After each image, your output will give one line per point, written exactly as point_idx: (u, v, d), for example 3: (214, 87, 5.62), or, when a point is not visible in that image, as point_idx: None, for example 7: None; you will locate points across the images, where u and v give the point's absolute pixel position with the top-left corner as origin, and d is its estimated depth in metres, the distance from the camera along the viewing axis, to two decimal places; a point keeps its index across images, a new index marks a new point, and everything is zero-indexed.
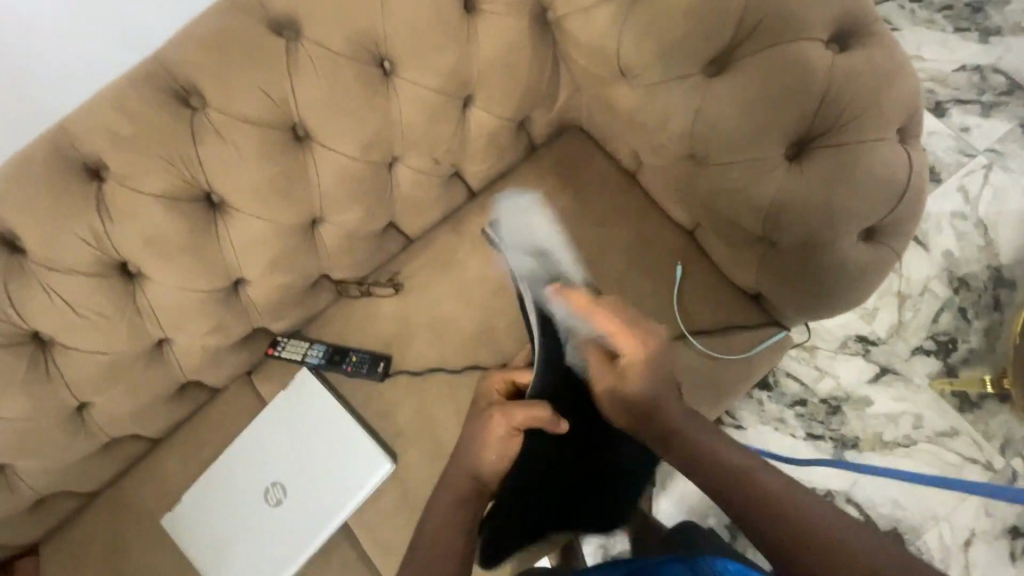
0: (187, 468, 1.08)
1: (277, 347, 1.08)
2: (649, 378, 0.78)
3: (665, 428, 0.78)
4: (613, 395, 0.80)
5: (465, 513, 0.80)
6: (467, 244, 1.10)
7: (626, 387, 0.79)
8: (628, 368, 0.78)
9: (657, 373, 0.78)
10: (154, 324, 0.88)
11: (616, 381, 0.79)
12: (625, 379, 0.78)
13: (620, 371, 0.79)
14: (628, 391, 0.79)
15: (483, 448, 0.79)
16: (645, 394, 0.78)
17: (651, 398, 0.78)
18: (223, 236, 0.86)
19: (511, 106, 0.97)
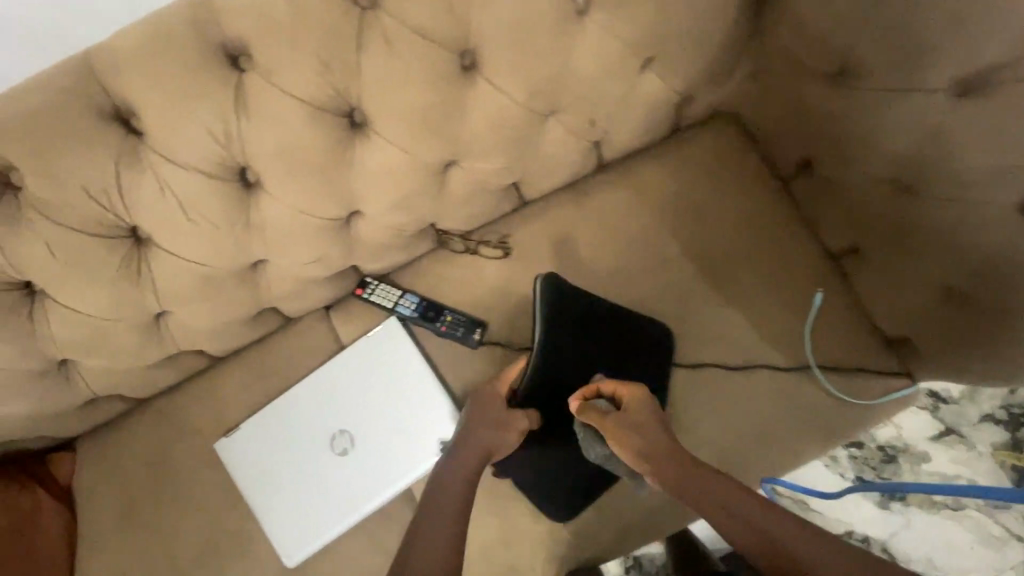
0: (248, 393, 1.02)
1: (366, 291, 0.99)
2: (648, 420, 0.82)
3: (674, 464, 0.78)
4: (621, 444, 0.80)
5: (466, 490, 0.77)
6: (587, 219, 1.01)
7: (636, 433, 0.80)
8: (632, 411, 0.83)
9: (648, 416, 0.83)
10: (259, 244, 0.79)
11: (623, 426, 0.81)
12: (632, 421, 0.82)
13: (624, 416, 0.82)
14: (628, 435, 0.80)
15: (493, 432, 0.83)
16: (647, 437, 0.80)
17: (655, 440, 0.80)
18: (355, 162, 0.75)
19: (686, 79, 0.86)
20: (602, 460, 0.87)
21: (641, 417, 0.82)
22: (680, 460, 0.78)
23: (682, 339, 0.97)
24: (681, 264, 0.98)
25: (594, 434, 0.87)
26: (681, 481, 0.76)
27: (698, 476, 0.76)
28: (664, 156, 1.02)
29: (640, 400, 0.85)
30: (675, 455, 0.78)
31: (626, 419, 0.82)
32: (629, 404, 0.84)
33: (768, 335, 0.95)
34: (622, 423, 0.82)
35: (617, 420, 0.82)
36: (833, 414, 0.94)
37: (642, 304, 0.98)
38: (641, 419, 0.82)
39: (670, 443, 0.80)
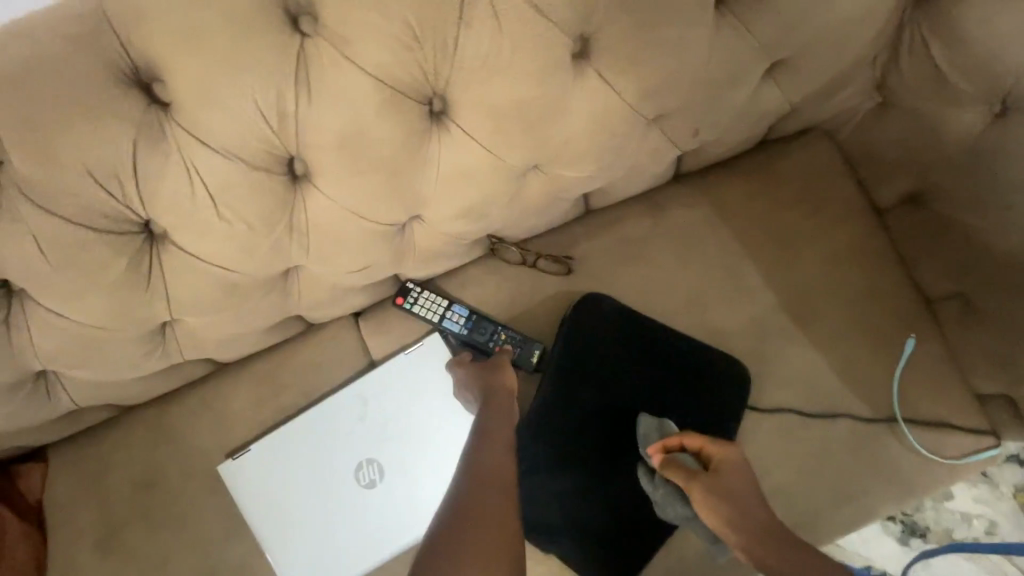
0: (258, 408, 0.88)
1: (408, 299, 0.86)
2: (744, 485, 0.71)
3: (766, 538, 0.66)
4: (710, 512, 0.69)
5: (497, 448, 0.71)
6: (660, 236, 0.89)
7: (725, 499, 0.69)
8: (725, 475, 0.71)
9: (743, 481, 0.71)
10: (299, 248, 0.64)
11: (713, 493, 0.69)
12: (727, 486, 0.70)
13: (717, 481, 0.71)
14: (719, 499, 0.69)
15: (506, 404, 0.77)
16: (742, 507, 0.69)
17: (750, 512, 0.68)
18: (429, 159, 0.61)
19: (803, 89, 0.75)
20: (680, 521, 0.77)
21: (733, 481, 0.71)
22: (769, 528, 0.67)
23: (757, 378, 0.87)
24: (761, 294, 0.88)
25: (676, 492, 0.76)
26: (776, 557, 0.64)
27: (793, 551, 0.64)
28: (749, 171, 0.91)
29: (727, 462, 0.73)
30: (759, 519, 0.68)
31: (718, 482, 0.70)
32: (720, 467, 0.72)
33: (852, 381, 0.86)
34: (710, 489, 0.70)
35: (705, 485, 0.70)
36: (916, 474, 0.85)
37: (716, 337, 0.88)
38: (736, 485, 0.70)
39: (761, 510, 0.69)
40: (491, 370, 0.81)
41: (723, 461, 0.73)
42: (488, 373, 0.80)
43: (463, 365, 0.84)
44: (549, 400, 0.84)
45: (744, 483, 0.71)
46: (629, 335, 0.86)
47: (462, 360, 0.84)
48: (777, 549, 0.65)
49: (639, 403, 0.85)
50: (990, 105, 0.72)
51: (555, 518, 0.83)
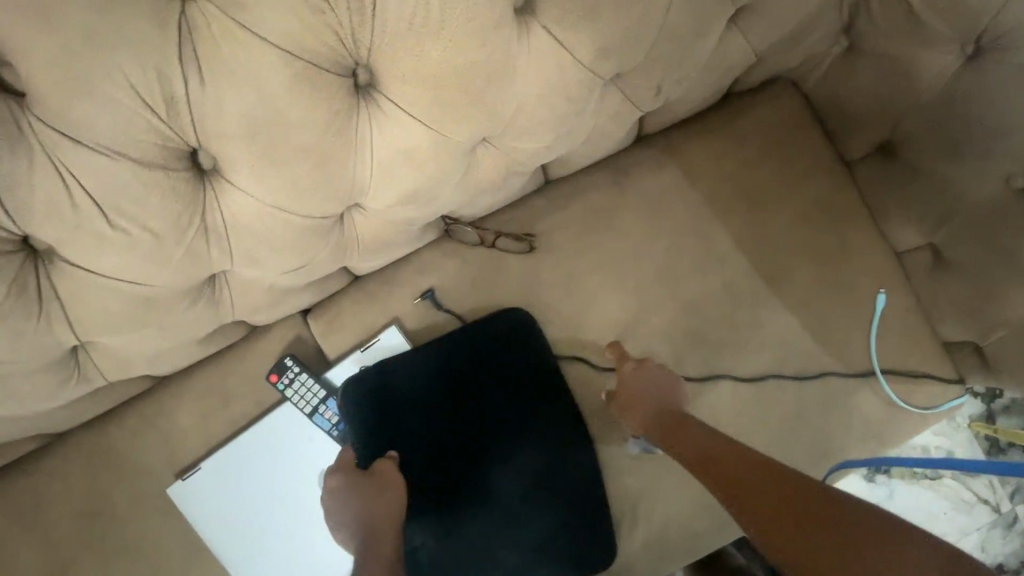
0: (205, 423, 0.81)
1: (282, 380, 0.78)
2: (647, 390, 0.77)
3: (667, 432, 0.73)
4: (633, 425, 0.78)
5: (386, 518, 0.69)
6: (626, 204, 0.84)
7: (631, 408, 0.77)
8: (629, 386, 0.78)
9: (648, 389, 0.77)
10: (220, 252, 0.56)
11: (623, 404, 0.78)
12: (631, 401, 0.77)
13: (624, 393, 0.78)
14: (631, 415, 0.77)
15: (382, 509, 0.69)
16: (644, 408, 0.76)
17: (655, 411, 0.75)
18: (359, 139, 0.53)
19: (769, 36, 0.69)
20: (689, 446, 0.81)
21: (632, 396, 0.78)
22: (679, 423, 0.73)
23: (733, 346, 0.85)
24: (732, 259, 0.85)
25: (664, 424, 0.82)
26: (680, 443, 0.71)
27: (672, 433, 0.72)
28: (714, 128, 0.86)
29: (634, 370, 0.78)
30: (682, 427, 0.72)
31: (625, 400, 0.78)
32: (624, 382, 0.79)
33: (823, 341, 0.85)
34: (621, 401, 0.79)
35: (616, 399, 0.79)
36: (889, 426, 0.86)
37: (688, 307, 0.84)
38: (637, 398, 0.77)
39: (672, 407, 0.76)
40: (377, 493, 0.70)
41: (628, 375, 0.78)
42: (359, 488, 0.71)
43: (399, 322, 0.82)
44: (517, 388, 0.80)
45: (656, 384, 0.78)
46: (595, 312, 0.83)
47: (345, 459, 0.75)
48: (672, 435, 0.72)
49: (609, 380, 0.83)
50: (962, 46, 0.68)
51: (530, 511, 0.79)
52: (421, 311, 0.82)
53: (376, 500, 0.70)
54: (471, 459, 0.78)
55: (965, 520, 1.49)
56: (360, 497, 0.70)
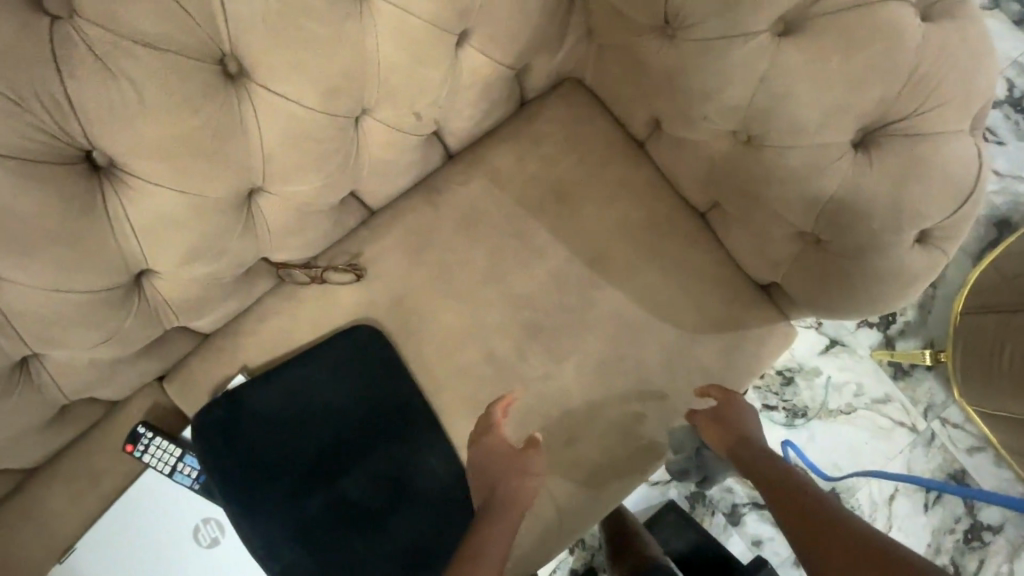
0: (77, 506, 0.83)
1: (138, 449, 0.81)
2: (739, 418, 0.86)
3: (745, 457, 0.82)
4: (709, 438, 0.86)
5: (510, 513, 0.71)
6: (443, 219, 0.91)
7: (721, 425, 0.85)
8: (726, 408, 0.86)
9: (738, 414, 0.86)
10: (10, 339, 0.62)
11: (722, 422, 0.86)
12: (726, 417, 0.86)
13: (722, 415, 0.86)
14: (715, 429, 0.86)
15: (499, 471, 0.76)
16: (734, 426, 0.85)
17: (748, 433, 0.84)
18: (107, 219, 0.59)
19: (508, 51, 0.78)
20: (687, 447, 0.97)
21: (727, 418, 0.86)
22: (747, 443, 0.83)
23: (568, 328, 0.91)
24: (551, 249, 0.91)
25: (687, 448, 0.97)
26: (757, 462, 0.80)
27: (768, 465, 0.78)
28: (512, 136, 0.93)
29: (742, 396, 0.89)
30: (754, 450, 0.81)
31: (716, 419, 0.86)
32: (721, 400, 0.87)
33: (649, 306, 0.92)
34: (712, 418, 0.86)
35: (711, 417, 0.86)
36: (726, 372, 0.92)
37: (520, 300, 0.90)
38: (732, 417, 0.86)
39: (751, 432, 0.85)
40: (493, 459, 0.77)
41: (722, 401, 0.87)
42: (489, 459, 0.78)
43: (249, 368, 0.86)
44: (367, 404, 0.85)
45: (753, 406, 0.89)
46: (433, 324, 0.89)
47: (490, 418, 0.81)
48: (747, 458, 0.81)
49: (459, 383, 0.88)
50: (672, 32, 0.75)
51: (395, 526, 0.82)
52: (271, 352, 0.86)
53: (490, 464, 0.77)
54: (319, 478, 0.82)
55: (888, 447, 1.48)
56: (481, 475, 0.77)
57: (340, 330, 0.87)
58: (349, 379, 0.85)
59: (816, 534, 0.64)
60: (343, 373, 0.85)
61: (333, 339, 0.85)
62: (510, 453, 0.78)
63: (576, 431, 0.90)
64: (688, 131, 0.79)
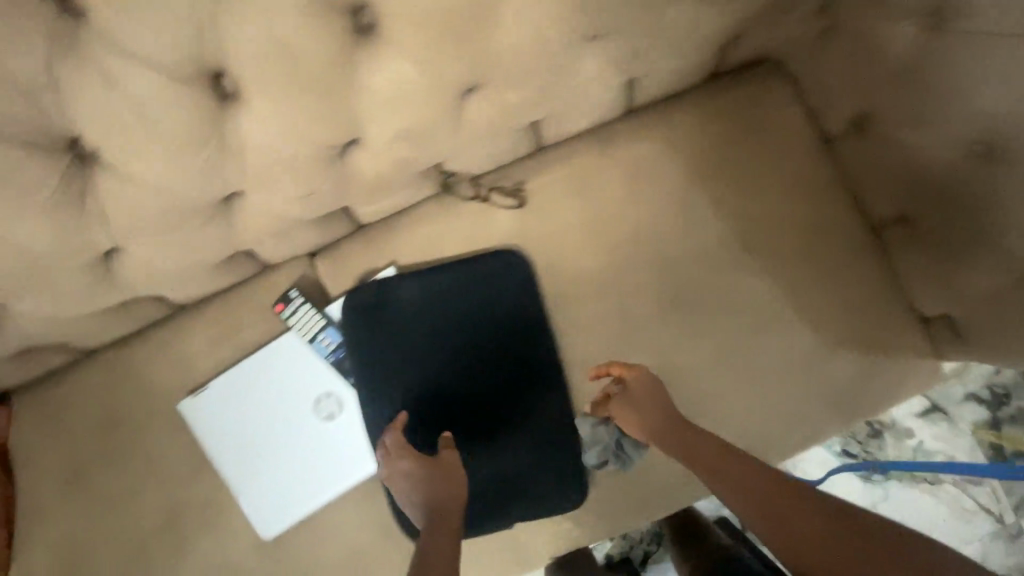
0: (216, 348, 0.89)
1: (286, 311, 0.86)
2: (647, 396, 0.77)
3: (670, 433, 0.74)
4: (624, 425, 0.79)
5: (448, 536, 0.66)
6: (611, 168, 0.90)
7: (631, 408, 0.78)
8: (635, 389, 0.78)
9: (649, 393, 0.78)
10: (233, 171, 0.65)
11: (628, 408, 0.79)
12: (635, 398, 0.78)
13: (627, 399, 0.79)
14: (631, 415, 0.78)
15: (444, 489, 0.71)
16: (653, 409, 0.77)
17: (660, 412, 0.76)
18: (356, 77, 0.62)
19: (739, 9, 0.76)
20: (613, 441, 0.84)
21: (641, 391, 0.78)
22: (681, 428, 0.74)
23: (708, 307, 0.89)
24: (709, 224, 0.89)
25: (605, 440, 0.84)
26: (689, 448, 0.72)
27: (713, 451, 0.71)
28: (699, 103, 0.92)
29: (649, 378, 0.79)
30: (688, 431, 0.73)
31: (627, 401, 0.79)
32: (631, 382, 0.79)
33: (796, 306, 0.88)
34: (623, 402, 0.79)
35: (623, 404, 0.79)
36: (856, 392, 0.89)
37: (666, 267, 0.89)
38: (643, 398, 0.78)
39: (673, 410, 0.76)
40: (422, 483, 0.71)
41: (634, 381, 0.79)
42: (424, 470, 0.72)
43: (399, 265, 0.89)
44: (500, 327, 0.87)
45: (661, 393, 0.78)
46: (577, 268, 0.89)
47: (394, 435, 0.75)
48: (684, 438, 0.73)
49: (588, 331, 0.88)
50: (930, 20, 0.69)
51: (501, 448, 0.84)
52: (420, 254, 0.89)
53: (436, 477, 0.72)
54: (442, 384, 0.85)
55: (966, 530, 1.37)
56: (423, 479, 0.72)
57: (490, 252, 0.89)
58: (490, 300, 0.87)
59: (785, 534, 0.61)
60: (486, 292, 0.87)
61: (484, 257, 0.87)
62: (429, 469, 0.72)
63: (690, 410, 0.88)
64: (906, 131, 0.77)
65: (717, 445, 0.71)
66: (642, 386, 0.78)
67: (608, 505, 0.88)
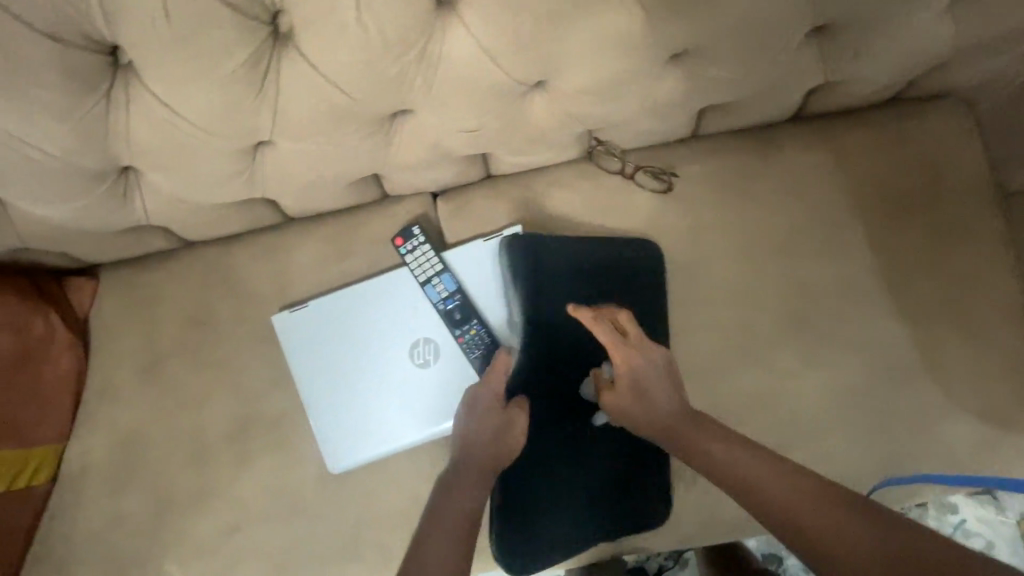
0: (321, 267, 0.85)
1: (404, 245, 0.83)
2: (650, 383, 0.74)
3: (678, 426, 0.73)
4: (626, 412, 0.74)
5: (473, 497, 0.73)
6: (765, 173, 0.85)
7: (636, 399, 0.73)
8: (637, 373, 0.74)
9: (654, 379, 0.74)
10: (418, 86, 0.60)
11: (626, 390, 0.74)
12: (640, 385, 0.74)
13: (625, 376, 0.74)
14: (632, 404, 0.73)
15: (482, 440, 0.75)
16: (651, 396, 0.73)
17: (665, 399, 0.73)
18: (581, 14, 0.56)
19: (976, 32, 0.69)
20: None
21: (644, 379, 0.74)
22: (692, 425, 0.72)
23: (835, 339, 0.84)
24: (855, 254, 0.84)
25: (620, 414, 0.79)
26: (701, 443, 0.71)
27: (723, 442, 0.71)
28: (873, 125, 0.86)
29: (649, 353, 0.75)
30: (699, 429, 0.72)
31: (630, 390, 0.74)
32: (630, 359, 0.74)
33: (931, 360, 0.83)
34: (625, 382, 0.74)
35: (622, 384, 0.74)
36: (979, 468, 0.81)
37: (800, 288, 0.84)
38: (646, 385, 0.74)
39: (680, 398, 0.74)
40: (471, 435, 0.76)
41: (625, 355, 0.74)
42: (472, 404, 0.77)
43: (525, 224, 0.85)
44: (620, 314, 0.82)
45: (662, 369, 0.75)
46: (707, 268, 0.84)
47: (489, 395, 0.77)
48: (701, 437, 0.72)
49: (704, 335, 0.84)
50: None
51: (589, 432, 0.82)
52: (548, 217, 0.85)
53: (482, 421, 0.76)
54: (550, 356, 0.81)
55: None
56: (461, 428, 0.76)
57: (623, 235, 0.84)
58: (616, 283, 0.83)
59: (810, 534, 0.61)
60: (613, 275, 0.83)
61: (617, 239, 0.84)
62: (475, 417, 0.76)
63: (794, 442, 0.83)
64: None
65: (722, 437, 0.71)
66: (648, 370, 0.74)
67: (685, 519, 0.84)
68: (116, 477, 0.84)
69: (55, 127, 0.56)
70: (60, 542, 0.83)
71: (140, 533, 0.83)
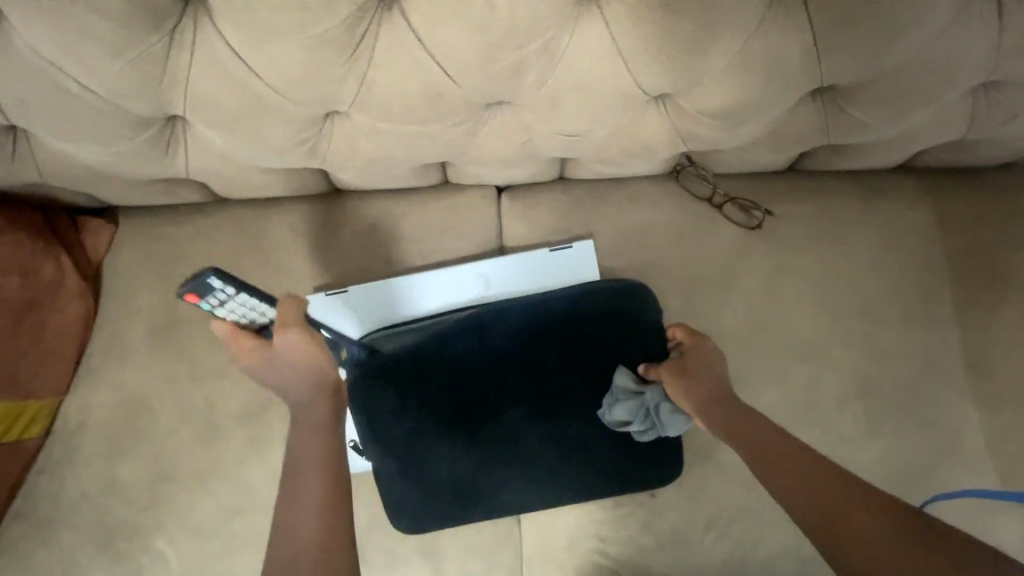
0: (366, 250, 0.78)
1: (204, 302, 0.56)
2: (707, 370, 0.67)
3: (718, 404, 0.63)
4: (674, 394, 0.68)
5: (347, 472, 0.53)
6: (859, 223, 0.78)
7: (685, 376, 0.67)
8: (694, 360, 0.69)
9: (711, 367, 0.67)
10: (532, 82, 0.52)
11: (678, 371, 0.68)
12: (691, 367, 0.68)
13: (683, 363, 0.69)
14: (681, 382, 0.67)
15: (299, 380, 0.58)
16: (703, 377, 0.67)
17: (717, 381, 0.66)
18: (739, 28, 0.48)
19: None
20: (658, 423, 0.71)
21: (700, 365, 0.68)
22: (733, 408, 0.62)
23: (901, 413, 0.78)
24: (940, 326, 0.78)
25: (640, 408, 0.72)
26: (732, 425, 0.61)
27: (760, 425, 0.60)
28: (985, 190, 0.79)
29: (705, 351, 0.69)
30: (738, 411, 0.62)
31: (680, 370, 0.68)
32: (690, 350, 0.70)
33: (1002, 450, 0.77)
34: (679, 367, 0.68)
35: (674, 367, 0.69)
36: None
37: (876, 351, 0.78)
38: (700, 369, 0.67)
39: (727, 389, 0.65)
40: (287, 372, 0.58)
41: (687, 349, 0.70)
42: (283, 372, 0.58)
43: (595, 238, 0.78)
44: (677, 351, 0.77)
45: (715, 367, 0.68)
46: (780, 316, 0.78)
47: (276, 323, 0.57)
48: (739, 417, 0.61)
49: (765, 387, 0.78)
50: None
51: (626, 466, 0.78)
52: (619, 233, 0.78)
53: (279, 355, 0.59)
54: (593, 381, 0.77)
55: None
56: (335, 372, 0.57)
57: (698, 268, 0.78)
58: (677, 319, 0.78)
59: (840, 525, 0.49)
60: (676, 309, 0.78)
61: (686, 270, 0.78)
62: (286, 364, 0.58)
63: None
64: None
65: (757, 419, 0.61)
66: (711, 361, 0.68)
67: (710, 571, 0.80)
68: (114, 442, 0.78)
69: (103, 60, 0.48)
70: (46, 503, 0.77)
71: (135, 505, 0.77)
